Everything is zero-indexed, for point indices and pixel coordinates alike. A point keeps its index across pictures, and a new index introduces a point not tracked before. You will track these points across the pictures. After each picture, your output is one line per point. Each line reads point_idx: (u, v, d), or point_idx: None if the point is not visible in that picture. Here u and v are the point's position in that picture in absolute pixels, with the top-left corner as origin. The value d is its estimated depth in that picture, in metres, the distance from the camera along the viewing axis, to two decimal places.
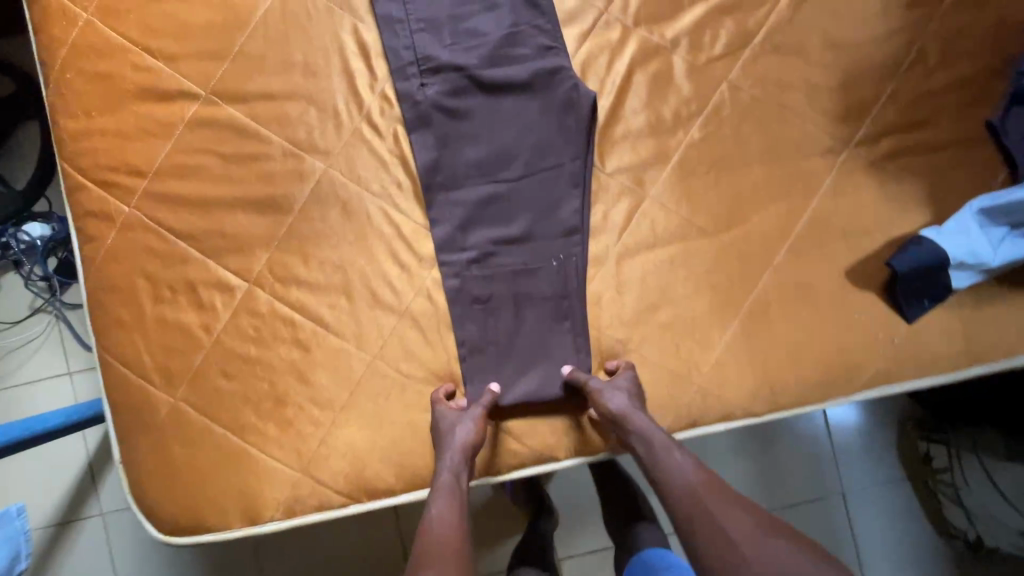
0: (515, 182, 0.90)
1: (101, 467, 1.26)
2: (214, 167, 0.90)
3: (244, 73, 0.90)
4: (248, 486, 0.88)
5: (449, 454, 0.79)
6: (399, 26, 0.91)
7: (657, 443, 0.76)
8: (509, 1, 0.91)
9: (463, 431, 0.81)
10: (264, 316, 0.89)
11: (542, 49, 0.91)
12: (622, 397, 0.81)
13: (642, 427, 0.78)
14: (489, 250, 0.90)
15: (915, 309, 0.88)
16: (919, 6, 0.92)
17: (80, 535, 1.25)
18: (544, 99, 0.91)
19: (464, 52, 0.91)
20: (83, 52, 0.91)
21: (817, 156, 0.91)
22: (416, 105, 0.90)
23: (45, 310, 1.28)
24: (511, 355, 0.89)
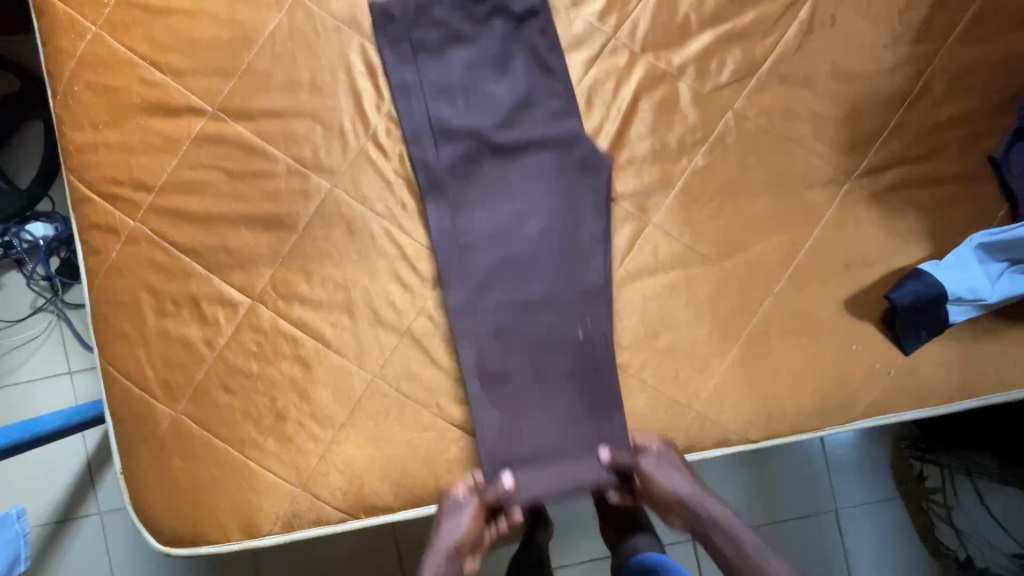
0: (531, 247, 0.91)
1: (99, 468, 1.27)
2: (219, 183, 0.91)
3: (251, 90, 0.90)
4: (248, 500, 0.89)
5: (435, 556, 0.87)
6: (410, 93, 0.91)
7: (740, 540, 0.83)
8: (521, 66, 0.92)
9: (454, 529, 0.85)
10: (266, 332, 0.90)
11: (555, 116, 0.92)
12: (684, 485, 0.85)
13: (713, 513, 0.86)
14: (508, 321, 0.90)
15: (912, 340, 0.89)
16: (925, 39, 0.92)
17: (78, 535, 1.26)
18: (560, 166, 0.92)
19: (480, 119, 0.91)
20: (91, 65, 0.91)
21: (819, 187, 0.91)
22: (432, 173, 0.90)
23: (46, 309, 1.28)
24: (534, 433, 0.89)
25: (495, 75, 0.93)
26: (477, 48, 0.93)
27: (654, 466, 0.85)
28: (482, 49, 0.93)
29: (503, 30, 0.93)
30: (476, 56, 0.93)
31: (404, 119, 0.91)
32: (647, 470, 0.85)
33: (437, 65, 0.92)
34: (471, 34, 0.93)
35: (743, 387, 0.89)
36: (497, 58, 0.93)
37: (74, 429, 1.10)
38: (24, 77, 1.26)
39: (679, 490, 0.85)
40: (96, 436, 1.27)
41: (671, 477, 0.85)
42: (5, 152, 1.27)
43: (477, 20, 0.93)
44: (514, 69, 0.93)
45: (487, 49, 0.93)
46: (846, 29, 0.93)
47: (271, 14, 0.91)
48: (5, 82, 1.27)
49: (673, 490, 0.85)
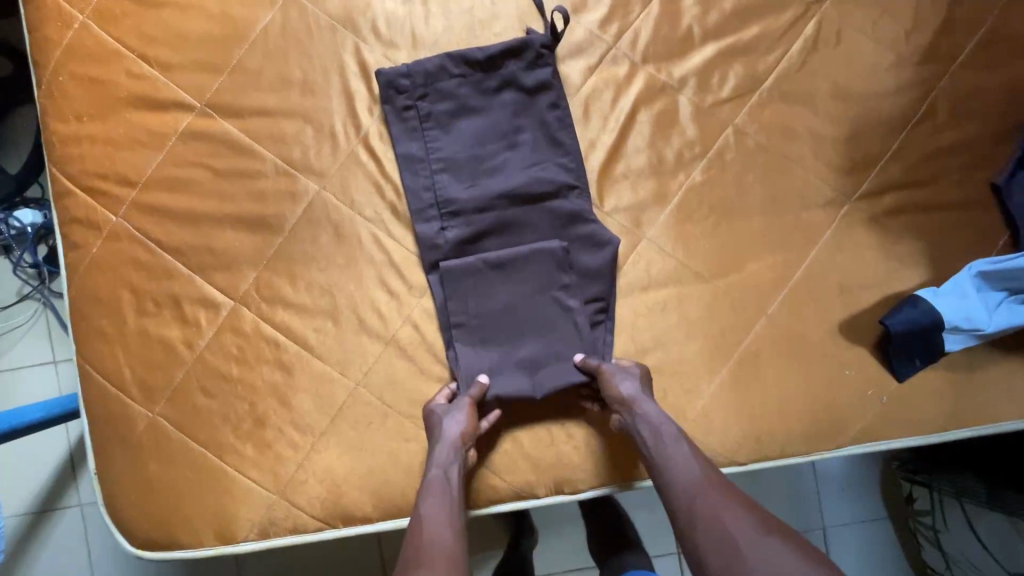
0: (534, 326, 0.88)
1: (81, 459, 1.25)
2: (205, 181, 0.88)
3: (241, 87, 0.88)
4: (224, 505, 0.87)
5: (441, 448, 0.77)
6: (414, 165, 0.89)
7: (663, 433, 0.74)
8: (531, 139, 0.90)
9: (452, 423, 0.79)
10: (248, 336, 0.88)
11: (563, 188, 0.89)
12: (633, 383, 0.80)
13: (648, 413, 0.76)
14: (501, 374, 0.86)
15: (907, 368, 0.87)
16: (931, 61, 0.91)
17: (57, 526, 1.24)
18: (564, 236, 0.89)
19: (486, 192, 0.88)
20: (77, 55, 0.88)
21: (818, 208, 0.90)
22: (435, 250, 0.88)
23: (32, 298, 1.26)
24: (494, 335, 0.87)
25: (504, 149, 0.90)
26: (487, 120, 0.90)
27: (609, 367, 0.82)
28: (489, 120, 0.90)
29: (514, 102, 0.90)
30: (483, 128, 0.90)
31: (393, 129, 0.88)
32: (604, 372, 0.82)
33: (445, 138, 0.89)
34: (480, 104, 0.90)
35: (733, 409, 0.87)
36: (506, 130, 0.90)
37: (55, 422, 1.08)
38: (13, 58, 1.23)
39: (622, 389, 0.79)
40: (79, 427, 1.25)
41: (623, 378, 0.80)
42: None
43: (486, 91, 0.90)
44: (522, 142, 0.90)
45: (497, 121, 0.90)
46: (852, 47, 0.91)
47: (264, 10, 0.89)
48: None
49: (616, 386, 0.79)
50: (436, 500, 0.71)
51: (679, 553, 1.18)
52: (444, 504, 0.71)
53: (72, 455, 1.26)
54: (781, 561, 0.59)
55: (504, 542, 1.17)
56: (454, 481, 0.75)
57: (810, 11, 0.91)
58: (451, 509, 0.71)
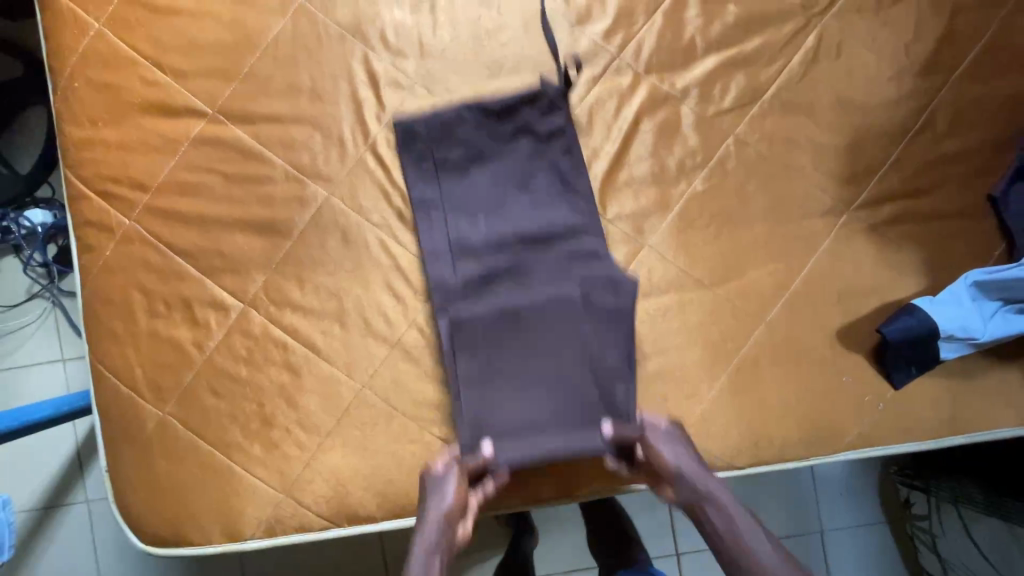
0: (547, 386, 0.87)
1: (89, 456, 1.27)
2: (215, 186, 0.90)
3: (252, 94, 0.90)
4: (231, 503, 0.89)
5: (427, 527, 0.76)
6: (428, 207, 0.90)
7: (735, 519, 0.76)
8: (545, 186, 0.91)
9: (439, 501, 0.78)
10: (256, 337, 0.90)
11: (579, 232, 0.90)
12: (683, 455, 0.80)
13: (713, 491, 0.78)
14: (517, 425, 0.86)
15: (903, 375, 0.88)
16: (930, 73, 0.92)
17: (64, 521, 1.26)
18: (580, 282, 0.89)
19: (500, 243, 0.89)
20: (92, 61, 0.90)
21: (817, 217, 0.91)
22: (448, 296, 0.89)
23: (42, 296, 1.28)
24: (508, 386, 0.88)
25: (519, 197, 0.91)
26: (502, 166, 0.91)
27: (654, 436, 0.81)
28: (503, 170, 0.91)
29: (528, 147, 0.91)
30: (498, 181, 0.91)
31: (405, 152, 0.90)
32: (650, 442, 0.81)
33: (458, 179, 0.91)
34: (494, 150, 0.91)
35: (733, 414, 0.89)
36: (521, 181, 0.91)
37: (64, 418, 1.10)
38: (25, 60, 1.25)
39: (678, 463, 0.79)
40: (86, 424, 1.27)
41: (672, 450, 0.80)
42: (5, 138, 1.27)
43: (501, 136, 0.91)
44: (537, 194, 0.91)
45: (512, 167, 0.91)
46: (852, 59, 0.92)
47: (275, 19, 0.91)
48: (8, 68, 1.27)
49: (671, 461, 0.79)
50: None
51: (677, 554, 1.19)
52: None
53: (80, 451, 1.28)
54: None
55: (505, 544, 1.18)
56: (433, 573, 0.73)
57: (811, 23, 0.92)
58: None
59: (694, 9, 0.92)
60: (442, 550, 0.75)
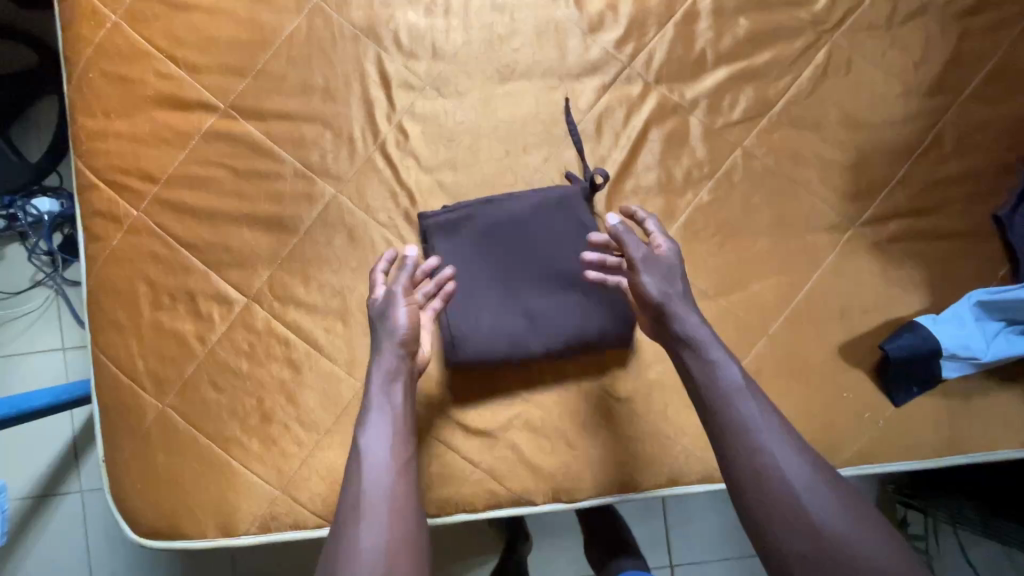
0: (530, 280, 0.89)
1: (85, 446, 1.27)
2: (225, 180, 0.91)
3: (264, 91, 0.91)
4: (227, 497, 0.89)
5: (383, 349, 0.74)
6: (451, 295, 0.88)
7: (715, 364, 0.70)
8: (564, 267, 0.89)
9: (394, 322, 0.75)
10: (259, 332, 0.90)
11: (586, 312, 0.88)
12: (664, 280, 0.75)
13: (690, 322, 0.73)
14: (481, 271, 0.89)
15: (903, 393, 0.88)
16: (939, 94, 0.93)
17: (58, 511, 1.26)
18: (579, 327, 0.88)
19: (531, 322, 0.88)
20: (107, 53, 0.91)
21: (822, 232, 0.91)
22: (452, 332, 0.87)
23: (46, 284, 1.29)
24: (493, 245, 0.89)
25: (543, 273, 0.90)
26: (522, 247, 0.89)
27: (642, 261, 0.76)
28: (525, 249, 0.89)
29: (549, 235, 0.89)
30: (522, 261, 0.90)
31: (428, 222, 0.88)
32: (636, 262, 0.76)
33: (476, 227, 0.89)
34: (514, 227, 0.89)
35: None
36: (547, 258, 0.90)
37: (62, 408, 1.09)
38: (41, 50, 1.27)
39: (659, 290, 0.75)
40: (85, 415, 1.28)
41: (654, 274, 0.76)
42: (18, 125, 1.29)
43: (522, 219, 0.89)
44: (562, 267, 0.89)
45: (530, 245, 0.89)
46: (861, 76, 0.93)
47: (289, 17, 0.91)
48: (22, 56, 1.28)
49: (648, 283, 0.75)
50: (377, 431, 0.69)
51: (672, 566, 1.19)
52: (388, 420, 0.70)
53: (77, 440, 1.28)
54: (836, 523, 0.60)
55: (500, 549, 1.18)
56: (397, 399, 0.72)
57: (822, 39, 0.93)
58: (393, 434, 0.70)
59: (706, 22, 0.93)
60: (400, 371, 0.74)
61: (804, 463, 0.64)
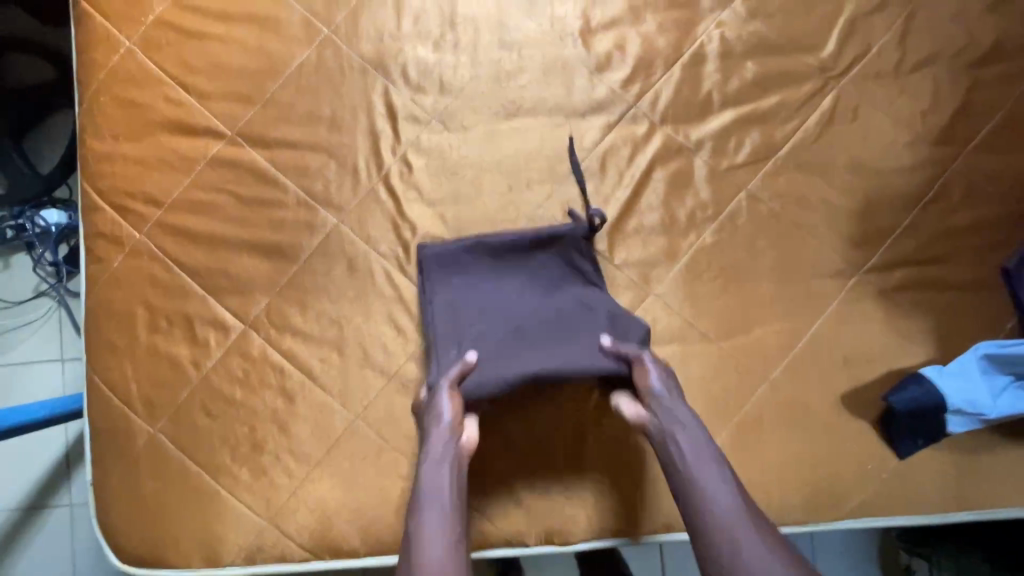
0: (527, 316, 0.86)
1: (78, 458, 1.27)
2: (228, 207, 0.91)
3: (271, 120, 0.92)
4: (214, 527, 0.88)
5: (437, 440, 0.73)
6: (442, 327, 0.85)
7: (699, 453, 0.70)
8: (563, 300, 0.88)
9: (445, 411, 0.75)
10: (254, 360, 0.89)
11: (586, 342, 0.83)
12: (667, 384, 0.76)
13: (683, 420, 0.73)
14: (476, 305, 0.87)
15: (909, 446, 0.86)
16: (946, 143, 0.92)
17: (44, 525, 1.25)
18: (579, 355, 0.82)
19: (526, 350, 0.83)
20: (120, 78, 0.92)
21: (826, 278, 0.90)
22: (441, 350, 0.83)
23: (48, 295, 1.32)
24: (488, 280, 0.89)
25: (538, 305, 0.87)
26: (519, 278, 0.89)
27: (647, 364, 0.78)
28: (522, 284, 0.89)
29: (545, 268, 0.90)
30: (518, 293, 0.88)
31: (424, 253, 0.88)
32: (640, 365, 0.78)
33: (472, 256, 0.88)
34: (512, 259, 0.89)
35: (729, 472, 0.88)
36: (542, 292, 0.89)
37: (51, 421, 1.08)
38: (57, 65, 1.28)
39: (658, 392, 0.75)
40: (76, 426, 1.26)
41: (658, 379, 0.77)
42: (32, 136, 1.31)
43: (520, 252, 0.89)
44: (562, 302, 0.88)
45: (526, 278, 0.89)
46: (867, 123, 0.92)
47: (300, 47, 0.92)
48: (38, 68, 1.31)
49: (649, 384, 0.76)
50: (431, 505, 0.67)
51: None
52: (438, 512, 0.66)
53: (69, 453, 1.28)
54: None
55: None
56: (449, 485, 0.69)
57: (829, 84, 0.93)
58: (446, 521, 0.66)
59: (713, 64, 0.93)
60: (452, 463, 0.71)
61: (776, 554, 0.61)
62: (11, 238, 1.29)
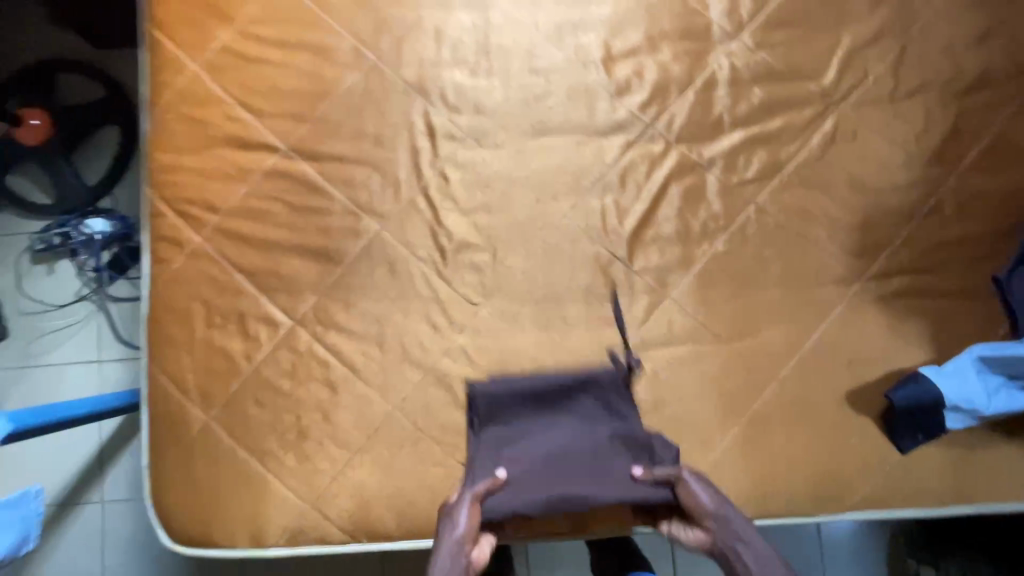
0: (564, 445, 0.94)
1: (109, 455, 1.42)
2: (281, 214, 1.00)
3: (321, 136, 1.01)
4: (259, 509, 0.95)
5: (448, 541, 0.80)
6: (485, 451, 0.93)
7: (767, 563, 0.76)
8: (604, 426, 0.95)
9: (459, 520, 0.82)
10: (301, 354, 0.97)
11: (622, 472, 0.91)
12: (715, 494, 0.84)
13: (745, 534, 0.79)
14: (517, 431, 0.95)
15: (910, 441, 0.93)
16: (939, 162, 1.00)
17: (77, 518, 1.40)
18: (611, 484, 0.90)
19: (558, 477, 0.91)
20: (186, 97, 1.03)
21: (829, 285, 0.98)
22: (479, 470, 0.92)
23: (89, 299, 1.58)
24: (534, 404, 0.95)
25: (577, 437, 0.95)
26: (563, 406, 0.96)
27: (691, 478, 0.86)
28: (563, 414, 0.96)
29: (590, 397, 0.95)
30: (558, 423, 0.95)
31: (473, 391, 0.94)
32: (685, 480, 0.86)
33: (519, 380, 0.95)
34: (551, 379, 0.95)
35: (740, 465, 0.95)
36: (583, 419, 0.95)
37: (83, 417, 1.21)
38: (107, 84, 1.59)
39: (710, 504, 0.83)
40: (111, 427, 1.42)
41: (705, 490, 0.84)
42: (85, 151, 1.59)
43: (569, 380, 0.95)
44: (600, 433, 0.94)
45: (570, 403, 0.96)
46: (865, 143, 1.01)
47: (348, 71, 1.02)
48: (96, 92, 1.60)
49: (700, 497, 0.84)
50: None
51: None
52: None
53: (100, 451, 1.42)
54: None
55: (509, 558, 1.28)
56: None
57: (829, 108, 1.02)
58: None
59: (723, 89, 1.02)
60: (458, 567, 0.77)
61: None
62: (60, 245, 1.55)
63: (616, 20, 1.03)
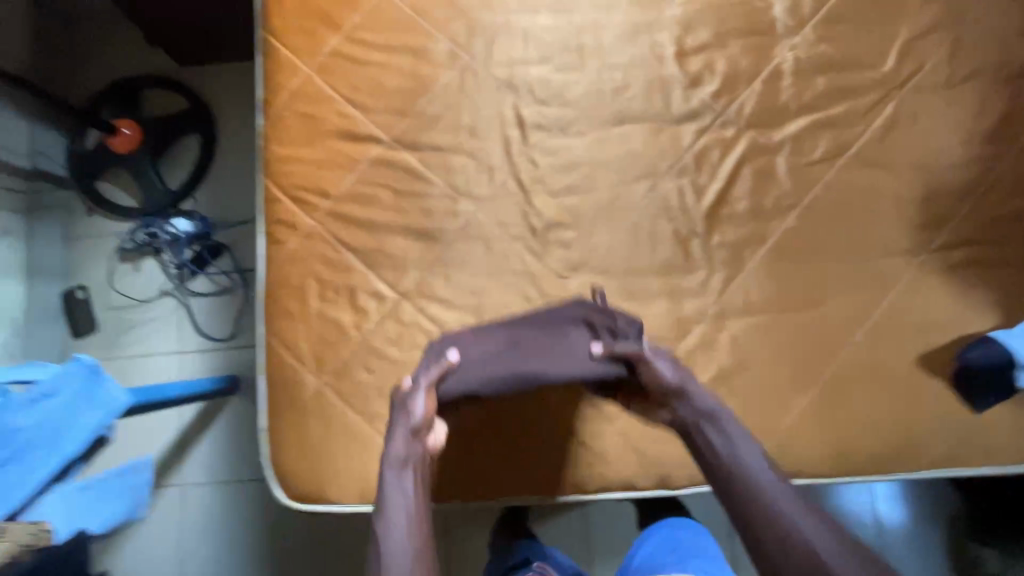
0: (521, 331, 0.92)
1: (191, 438, 1.56)
2: (386, 199, 1.10)
3: (421, 128, 1.12)
4: (370, 466, 1.04)
5: (399, 434, 0.83)
6: (442, 340, 0.92)
7: (732, 437, 0.81)
8: (570, 313, 0.93)
9: (413, 409, 0.84)
10: (407, 324, 1.06)
11: (586, 351, 0.90)
12: (679, 371, 0.86)
13: (710, 409, 0.83)
14: (481, 326, 0.94)
15: (984, 401, 0.98)
16: (996, 142, 1.07)
17: (163, 498, 1.54)
18: (573, 361, 0.89)
19: (513, 357, 0.90)
20: (300, 96, 1.15)
21: (896, 256, 1.04)
22: (435, 355, 0.90)
23: (171, 294, 1.69)
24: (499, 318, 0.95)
25: (534, 320, 0.93)
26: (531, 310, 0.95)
27: (653, 354, 0.87)
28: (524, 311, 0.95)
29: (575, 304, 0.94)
30: (520, 318, 0.94)
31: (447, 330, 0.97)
32: (647, 358, 0.86)
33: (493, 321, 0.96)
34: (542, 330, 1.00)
35: (818, 427, 1.01)
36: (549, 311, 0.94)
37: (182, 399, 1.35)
38: (191, 98, 1.72)
39: (674, 380, 0.85)
40: (191, 413, 1.58)
41: (666, 366, 0.86)
42: (168, 159, 1.72)
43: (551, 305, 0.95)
44: (559, 318, 0.93)
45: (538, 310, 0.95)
46: (925, 125, 1.08)
47: (444, 70, 1.13)
48: (179, 105, 1.74)
49: (665, 375, 0.85)
50: (410, 479, 0.82)
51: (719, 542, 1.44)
52: (404, 505, 0.79)
53: (181, 435, 1.57)
54: None
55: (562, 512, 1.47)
56: (410, 475, 0.82)
57: (890, 94, 1.09)
58: (417, 502, 0.80)
59: (789, 79, 1.11)
60: (414, 456, 0.83)
61: (824, 525, 0.73)
62: (145, 244, 1.67)
63: (687, 18, 1.12)
